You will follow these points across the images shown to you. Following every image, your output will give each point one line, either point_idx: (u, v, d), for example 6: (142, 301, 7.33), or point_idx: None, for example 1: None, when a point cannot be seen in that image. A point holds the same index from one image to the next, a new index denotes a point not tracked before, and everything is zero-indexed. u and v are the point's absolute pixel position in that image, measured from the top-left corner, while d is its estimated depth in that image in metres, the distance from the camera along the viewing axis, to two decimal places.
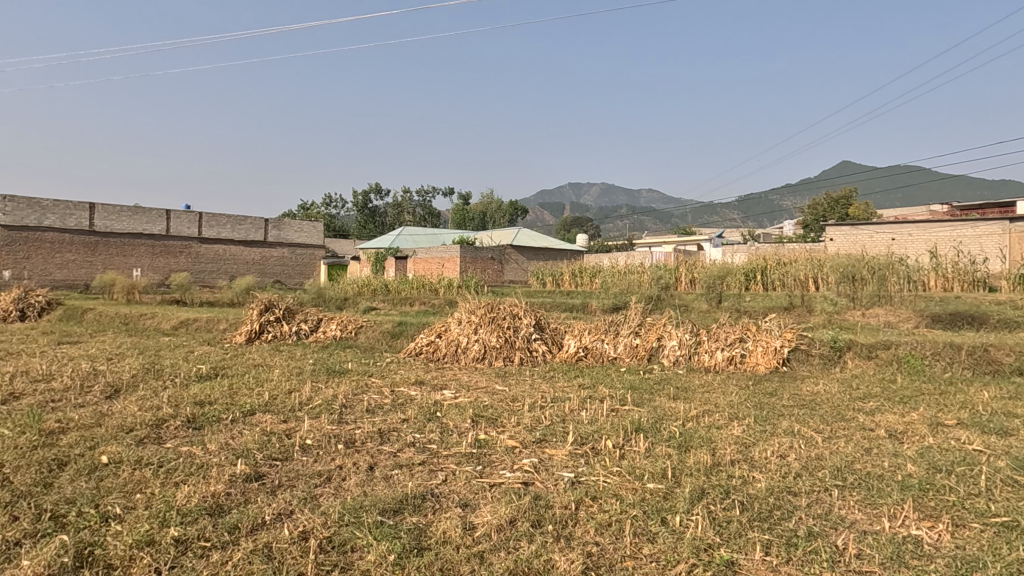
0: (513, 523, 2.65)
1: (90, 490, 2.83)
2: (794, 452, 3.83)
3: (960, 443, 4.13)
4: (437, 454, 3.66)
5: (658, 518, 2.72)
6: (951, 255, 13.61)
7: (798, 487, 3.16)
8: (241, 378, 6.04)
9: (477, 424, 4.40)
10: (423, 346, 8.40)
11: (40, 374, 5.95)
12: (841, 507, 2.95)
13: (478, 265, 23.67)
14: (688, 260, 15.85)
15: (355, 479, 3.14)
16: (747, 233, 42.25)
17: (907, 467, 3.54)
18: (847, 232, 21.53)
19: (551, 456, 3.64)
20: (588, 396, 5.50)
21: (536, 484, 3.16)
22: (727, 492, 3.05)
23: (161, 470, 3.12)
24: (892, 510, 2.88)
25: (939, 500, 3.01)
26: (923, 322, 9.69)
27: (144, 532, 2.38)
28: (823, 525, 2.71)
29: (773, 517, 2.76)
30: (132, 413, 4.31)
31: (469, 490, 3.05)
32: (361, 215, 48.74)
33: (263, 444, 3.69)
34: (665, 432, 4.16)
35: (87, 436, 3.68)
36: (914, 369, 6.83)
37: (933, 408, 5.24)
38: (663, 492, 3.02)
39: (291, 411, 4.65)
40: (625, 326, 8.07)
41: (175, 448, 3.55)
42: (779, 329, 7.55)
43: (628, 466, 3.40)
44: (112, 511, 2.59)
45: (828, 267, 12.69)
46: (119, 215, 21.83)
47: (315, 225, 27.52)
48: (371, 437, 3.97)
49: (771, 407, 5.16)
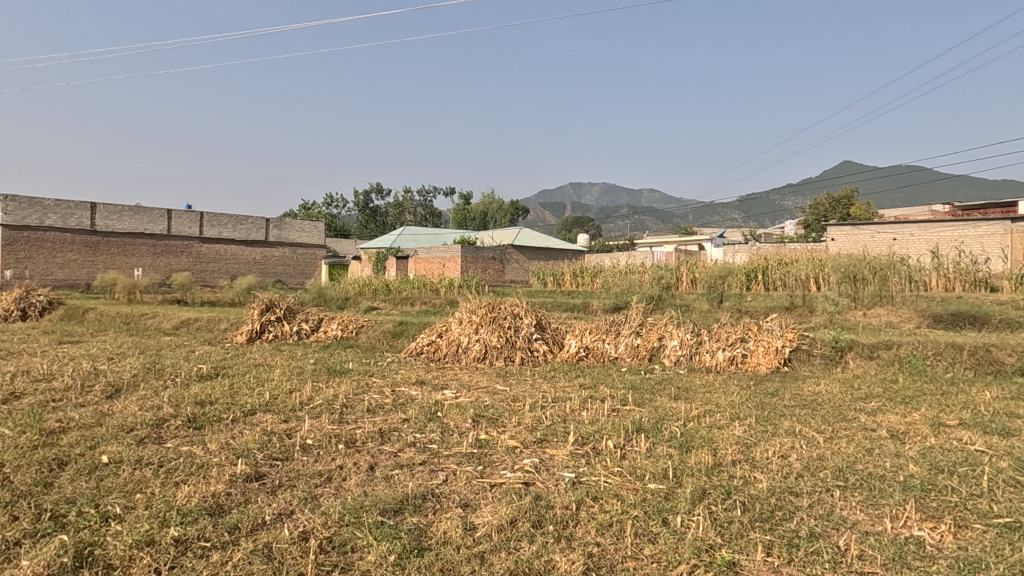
0: (514, 523, 2.64)
1: (90, 489, 2.82)
2: (795, 452, 3.82)
3: (962, 444, 4.12)
4: (438, 454, 3.65)
5: (659, 518, 2.71)
6: (952, 255, 13.60)
7: (799, 488, 3.15)
8: (242, 378, 6.04)
9: (477, 424, 4.39)
10: (424, 345, 8.40)
11: (41, 374, 5.95)
12: (843, 507, 2.94)
13: (479, 265, 23.68)
14: (689, 260, 15.84)
15: (355, 479, 3.13)
16: (749, 233, 42.21)
17: (909, 468, 3.53)
18: (849, 232, 21.50)
19: (551, 456, 3.63)
20: (589, 396, 5.50)
21: (537, 484, 3.15)
22: (728, 492, 3.04)
23: (161, 470, 3.12)
24: (894, 510, 2.87)
25: (941, 501, 3.00)
26: (924, 322, 9.68)
27: (144, 532, 2.38)
28: (825, 525, 2.70)
29: (775, 518, 2.75)
30: (133, 412, 4.31)
31: (470, 490, 3.04)
32: (362, 215, 48.75)
33: (263, 444, 3.68)
34: (666, 432, 4.16)
35: (88, 436, 3.68)
36: (916, 369, 6.82)
37: (935, 408, 5.23)
38: (664, 492, 3.01)
39: (292, 410, 4.65)
40: (627, 326, 8.06)
41: (176, 448, 3.55)
42: (781, 329, 7.54)
43: (629, 466, 3.39)
44: (113, 511, 2.59)
45: (829, 267, 12.68)
46: (120, 215, 21.84)
47: (316, 225, 27.53)
48: (372, 437, 3.97)
49: (772, 407, 5.15)
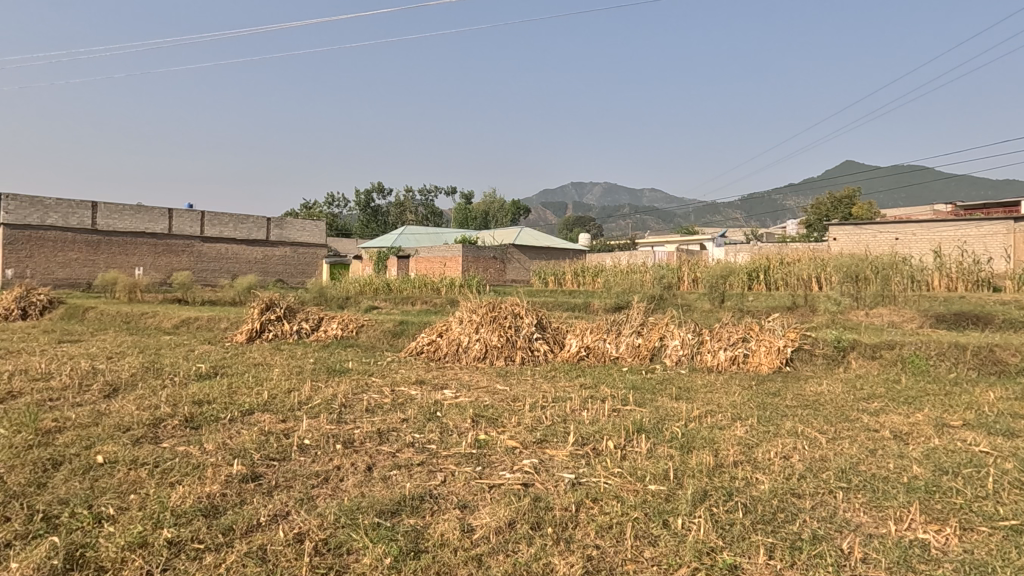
0: (513, 525, 2.61)
1: (85, 490, 2.79)
2: (797, 453, 3.78)
3: (967, 445, 4.08)
4: (437, 454, 3.62)
5: (659, 520, 2.67)
6: (955, 255, 13.53)
7: (802, 489, 3.11)
8: (240, 377, 6.01)
9: (477, 424, 4.36)
10: (425, 345, 8.37)
11: (39, 373, 5.92)
12: (846, 509, 2.90)
13: (480, 265, 23.64)
14: (690, 260, 15.79)
15: (353, 480, 3.10)
16: (750, 232, 42.08)
17: (913, 469, 3.49)
18: (851, 232, 21.39)
19: (551, 457, 3.59)
20: (589, 396, 5.46)
21: (536, 485, 3.12)
22: (730, 493, 3.00)
23: (157, 470, 3.09)
24: (898, 512, 2.83)
25: (946, 503, 2.96)
26: (927, 322, 9.62)
27: (137, 533, 2.35)
28: (828, 528, 2.66)
29: (777, 520, 2.71)
30: (130, 412, 4.28)
31: (468, 491, 3.00)
32: (363, 215, 48.74)
33: (260, 444, 3.65)
34: (667, 433, 4.12)
35: (84, 436, 3.65)
36: (919, 369, 6.77)
37: (938, 409, 5.18)
38: (665, 493, 2.97)
39: (290, 410, 4.62)
40: (628, 325, 8.01)
41: (172, 448, 3.52)
42: (783, 329, 7.49)
43: (629, 467, 3.36)
44: (107, 511, 2.56)
45: (831, 266, 12.62)
46: (121, 214, 21.85)
47: (317, 224, 27.52)
48: (370, 437, 3.94)
49: (774, 408, 5.12)
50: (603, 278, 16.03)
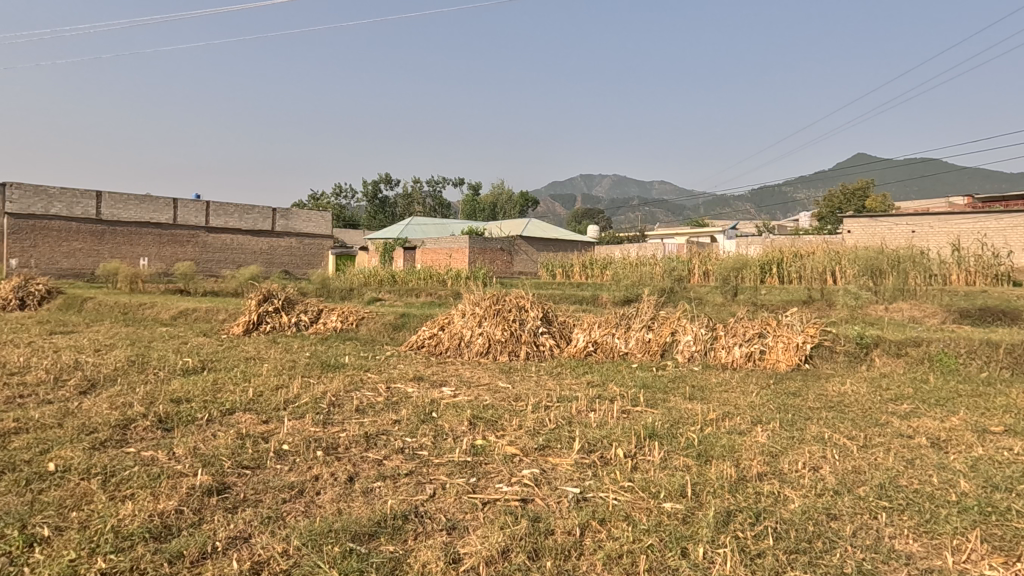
0: (506, 554, 2.25)
1: (24, 505, 2.47)
2: (827, 463, 3.39)
3: (1013, 455, 3.67)
4: (428, 462, 3.26)
5: (678, 548, 2.31)
6: (976, 249, 12.99)
7: (839, 508, 2.74)
8: (228, 372, 5.69)
9: (475, 426, 4.01)
10: (426, 338, 8.03)
11: (17, 367, 5.64)
12: (893, 535, 2.51)
13: (488, 255, 23.17)
14: (702, 253, 15.39)
15: (330, 494, 2.76)
16: (762, 226, 41.29)
17: (960, 484, 3.10)
18: (867, 224, 20.77)
19: (554, 467, 3.23)
20: (596, 395, 5.07)
21: (536, 502, 2.76)
22: (757, 515, 2.62)
23: (112, 481, 2.77)
24: (954, 541, 2.45)
25: (1006, 529, 2.57)
26: (951, 316, 9.14)
27: (68, 562, 2.03)
28: (874, 560, 2.29)
29: (814, 550, 2.33)
30: (98, 412, 3.96)
31: (458, 509, 2.65)
32: (371, 206, 48.27)
33: (234, 449, 3.32)
34: (682, 440, 3.73)
35: (42, 438, 3.34)
36: (948, 369, 6.33)
37: (974, 411, 4.78)
38: (683, 514, 2.61)
39: (275, 410, 4.28)
40: (637, 320, 7.61)
41: (136, 453, 3.19)
42: (802, 324, 7.08)
43: (641, 481, 2.98)
44: (42, 533, 2.24)
45: (847, 258, 12.07)
46: (126, 204, 22.15)
47: (322, 216, 27.14)
48: (356, 442, 3.58)
49: (797, 408, 4.75)
50: (612, 270, 15.70)
